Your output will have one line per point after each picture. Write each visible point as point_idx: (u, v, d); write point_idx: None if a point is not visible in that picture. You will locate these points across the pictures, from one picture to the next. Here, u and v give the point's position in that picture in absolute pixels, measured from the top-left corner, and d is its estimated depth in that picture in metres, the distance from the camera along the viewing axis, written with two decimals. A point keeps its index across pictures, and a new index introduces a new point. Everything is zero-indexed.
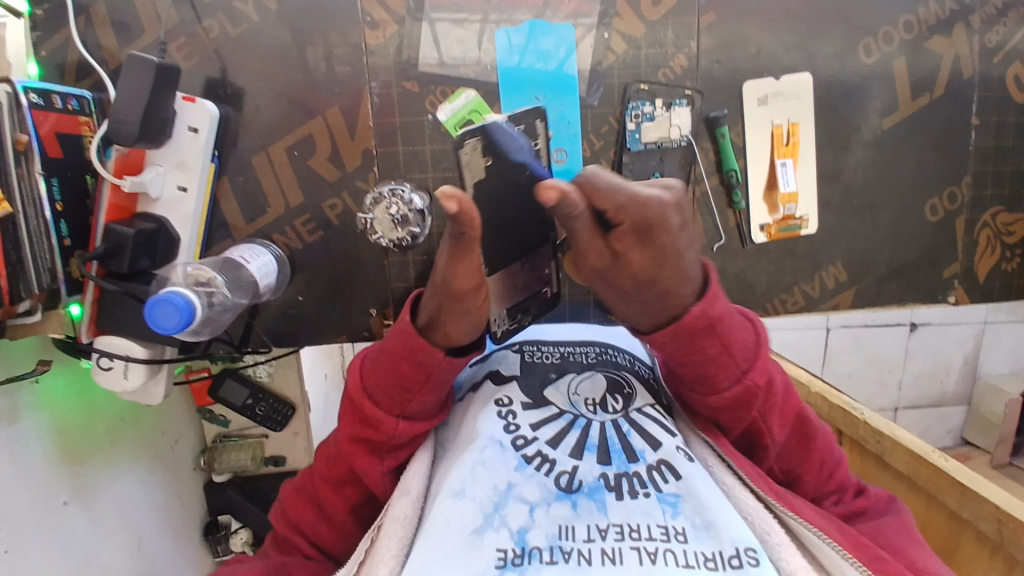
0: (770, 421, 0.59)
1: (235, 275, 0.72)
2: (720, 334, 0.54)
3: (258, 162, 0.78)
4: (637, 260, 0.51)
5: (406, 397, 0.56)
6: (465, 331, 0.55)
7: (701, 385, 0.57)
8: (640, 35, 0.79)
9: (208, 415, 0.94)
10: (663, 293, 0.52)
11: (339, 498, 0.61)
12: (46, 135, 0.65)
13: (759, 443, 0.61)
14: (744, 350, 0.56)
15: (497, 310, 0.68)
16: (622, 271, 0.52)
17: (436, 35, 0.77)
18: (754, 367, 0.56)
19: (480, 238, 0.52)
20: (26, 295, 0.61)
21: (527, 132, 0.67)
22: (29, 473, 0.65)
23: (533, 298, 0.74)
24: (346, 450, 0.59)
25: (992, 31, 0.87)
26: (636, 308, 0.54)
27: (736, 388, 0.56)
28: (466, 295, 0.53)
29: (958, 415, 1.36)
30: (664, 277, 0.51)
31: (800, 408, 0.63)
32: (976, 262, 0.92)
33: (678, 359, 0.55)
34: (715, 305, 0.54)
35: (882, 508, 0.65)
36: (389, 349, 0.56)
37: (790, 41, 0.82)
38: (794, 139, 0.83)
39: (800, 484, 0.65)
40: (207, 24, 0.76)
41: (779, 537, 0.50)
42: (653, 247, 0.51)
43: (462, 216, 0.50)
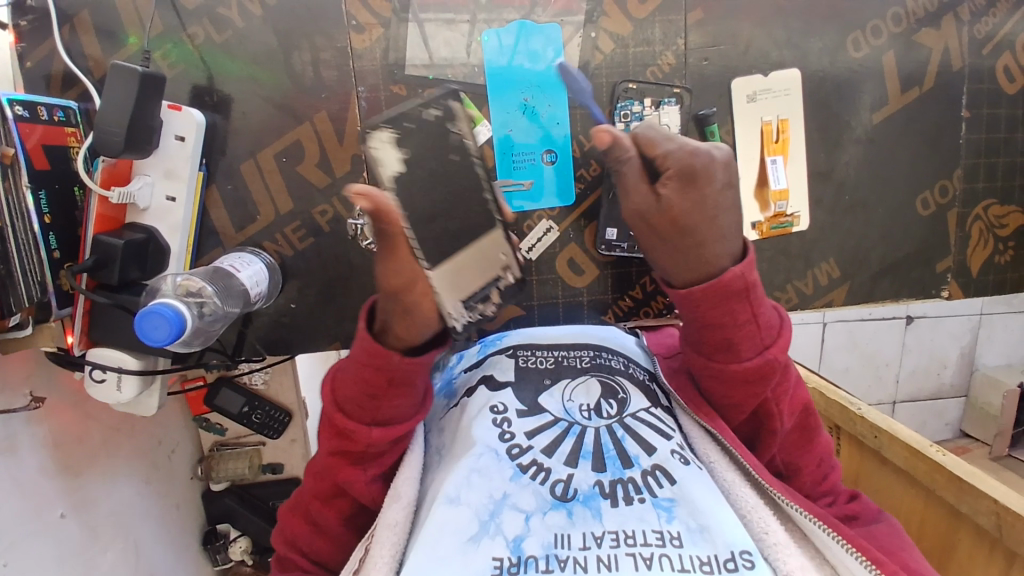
0: (781, 404, 0.61)
1: (227, 284, 0.71)
2: (751, 302, 0.57)
3: (246, 169, 0.78)
4: (680, 205, 0.57)
5: (375, 403, 0.57)
6: (416, 328, 0.55)
7: (724, 352, 0.59)
8: (629, 35, 0.78)
9: (204, 424, 0.95)
10: (701, 243, 0.57)
11: (331, 509, 0.61)
12: (33, 148, 0.65)
13: (766, 428, 0.63)
14: (768, 327, 0.59)
15: (451, 304, 0.55)
16: (666, 214, 0.57)
17: (424, 37, 0.76)
18: (777, 344, 0.59)
19: (404, 233, 0.52)
20: (18, 310, 0.61)
21: (445, 113, 0.54)
22: (24, 487, 0.65)
23: (495, 284, 0.58)
24: (328, 464, 0.59)
25: (981, 24, 0.87)
26: (674, 253, 0.59)
27: (757, 360, 0.58)
28: (399, 291, 0.53)
29: (953, 406, 1.37)
30: (707, 223, 0.56)
31: (807, 402, 0.65)
32: (969, 255, 0.92)
33: (707, 324, 0.59)
34: (751, 272, 0.58)
35: (872, 514, 0.65)
36: (353, 359, 0.57)
37: (780, 37, 0.81)
38: (785, 135, 0.83)
39: (799, 476, 0.66)
40: (191, 31, 0.75)
41: (776, 536, 0.51)
42: (698, 195, 0.57)
43: (382, 212, 0.51)
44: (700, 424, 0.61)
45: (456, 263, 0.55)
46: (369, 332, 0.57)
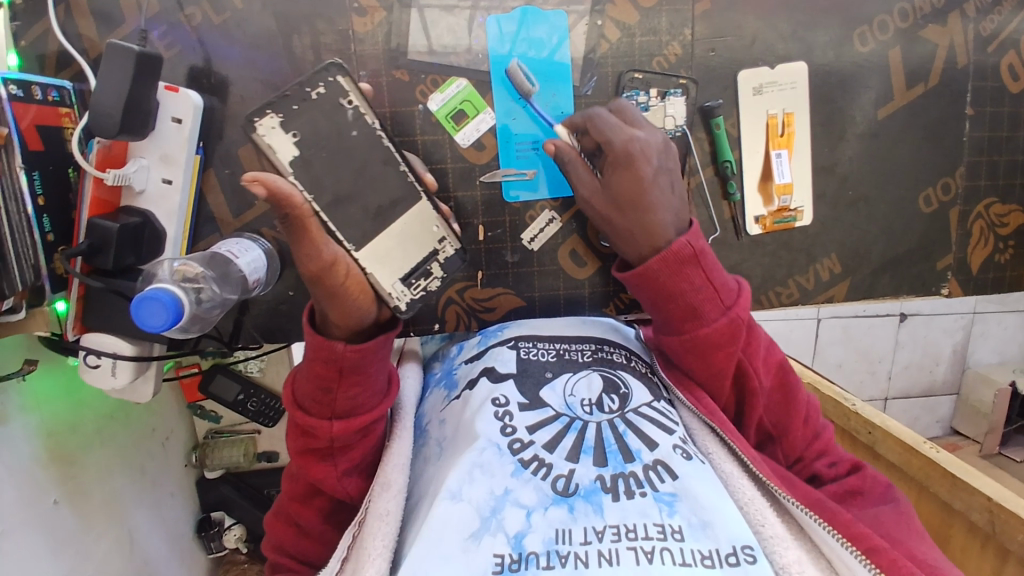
0: (754, 363, 0.66)
1: (224, 270, 0.70)
2: (703, 265, 0.63)
3: (245, 154, 0.77)
4: (620, 183, 0.65)
5: (330, 396, 0.57)
6: (352, 313, 0.56)
7: (691, 319, 0.63)
8: (635, 24, 0.77)
9: (199, 411, 0.96)
10: (643, 217, 0.64)
11: (310, 509, 0.61)
12: (26, 129, 0.64)
13: (749, 389, 0.66)
14: (726, 290, 0.64)
15: (388, 281, 0.64)
16: (608, 196, 0.66)
17: (426, 23, 0.75)
18: (737, 304, 0.64)
19: (312, 215, 0.50)
20: (11, 294, 0.60)
21: (333, 90, 0.62)
22: (18, 475, 0.64)
23: (434, 257, 0.67)
24: (300, 464, 0.59)
25: (987, 21, 0.87)
26: (623, 232, 0.66)
27: (723, 321, 0.62)
28: (324, 274, 0.52)
29: (946, 403, 1.38)
30: (647, 197, 0.64)
31: (782, 360, 0.69)
32: (969, 253, 0.92)
33: (668, 291, 0.63)
34: (698, 240, 0.64)
35: (880, 494, 0.64)
36: (305, 357, 0.58)
37: (786, 29, 0.81)
38: (790, 129, 0.82)
39: (789, 437, 0.68)
40: (189, 11, 0.74)
41: (773, 529, 0.51)
42: (633, 173, 0.64)
43: (279, 197, 0.48)
44: (697, 414, 0.62)
45: (384, 239, 0.64)
46: (312, 328, 0.57)
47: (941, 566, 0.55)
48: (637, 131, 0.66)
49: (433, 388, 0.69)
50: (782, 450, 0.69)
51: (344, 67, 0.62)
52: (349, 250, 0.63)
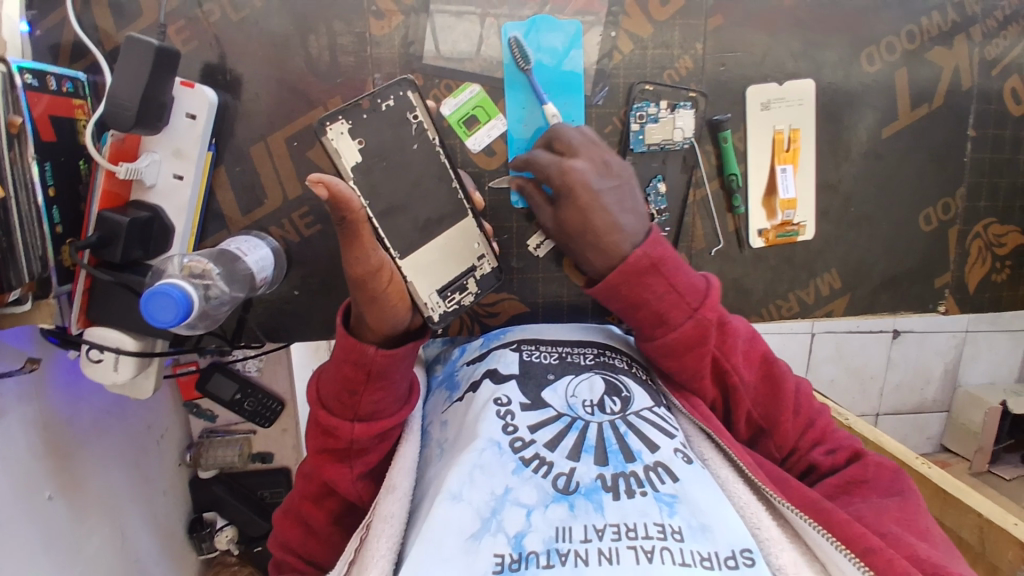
0: (732, 359, 0.66)
1: (231, 268, 0.70)
2: (664, 273, 0.62)
3: (256, 152, 0.77)
4: (567, 213, 0.65)
5: (355, 399, 0.57)
6: (388, 319, 0.57)
7: (659, 325, 0.63)
8: (647, 37, 0.78)
9: (195, 409, 0.95)
10: (596, 246, 0.64)
11: (321, 510, 0.61)
12: (39, 117, 0.64)
13: (730, 384, 0.67)
14: (693, 292, 0.63)
15: (426, 291, 0.66)
16: (563, 228, 0.66)
17: (442, 28, 0.76)
18: (704, 304, 0.63)
19: (367, 221, 0.51)
20: (18, 285, 0.60)
21: (401, 105, 0.65)
22: (15, 467, 0.64)
23: (470, 273, 0.69)
24: (316, 464, 0.60)
25: (992, 44, 0.88)
26: (583, 261, 0.66)
27: (689, 324, 0.62)
28: (368, 279, 0.54)
29: (936, 422, 1.40)
30: (595, 228, 0.63)
31: (765, 353, 0.70)
32: (967, 272, 0.93)
33: (631, 301, 0.63)
34: (656, 247, 0.63)
35: (885, 485, 0.63)
36: (333, 357, 0.58)
37: (796, 46, 0.82)
38: (795, 145, 0.83)
39: (780, 428, 0.68)
40: (207, 7, 0.74)
41: (768, 531, 0.52)
42: (576, 203, 0.64)
43: (340, 201, 0.49)
44: (696, 423, 0.64)
45: (426, 251, 0.66)
46: (344, 328, 0.58)
47: (945, 565, 0.53)
48: (574, 160, 0.65)
49: (435, 390, 0.70)
50: (777, 444, 0.69)
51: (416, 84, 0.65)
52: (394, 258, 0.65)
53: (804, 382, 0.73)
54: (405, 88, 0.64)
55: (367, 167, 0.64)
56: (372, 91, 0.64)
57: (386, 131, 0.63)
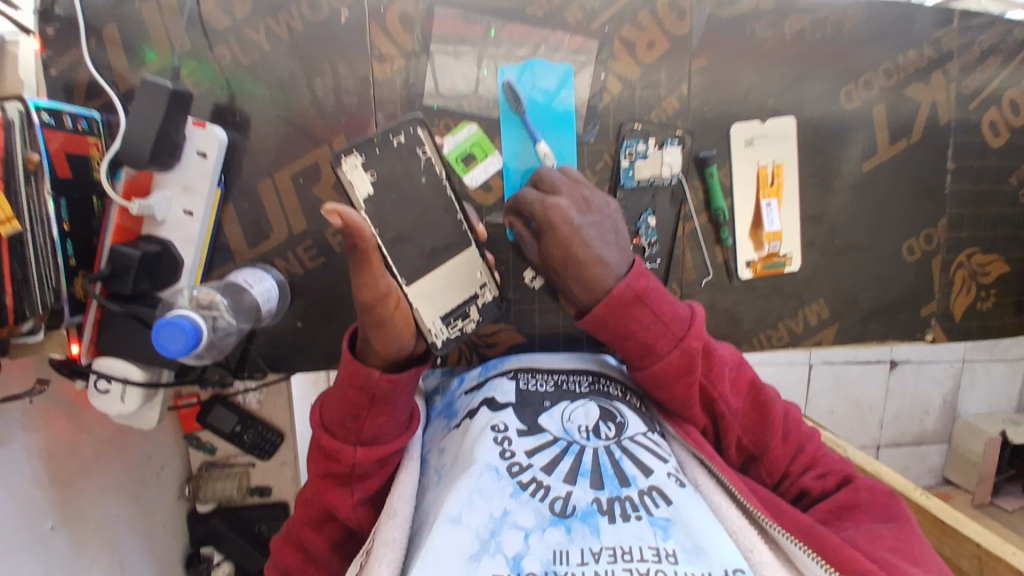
0: (720, 387, 0.68)
1: (237, 299, 0.73)
2: (649, 303, 0.64)
3: (263, 188, 0.81)
4: (550, 246, 0.66)
5: (358, 423, 0.59)
6: (393, 344, 0.58)
7: (647, 355, 0.65)
8: (636, 78, 0.82)
9: (195, 441, 0.94)
10: (579, 280, 0.65)
11: (321, 536, 0.63)
12: (55, 154, 0.67)
13: (719, 412, 0.69)
14: (678, 321, 0.65)
15: (430, 317, 0.66)
16: (548, 262, 0.68)
17: (442, 71, 0.80)
18: (690, 333, 0.65)
19: (376, 248, 0.54)
20: (31, 314, 0.62)
21: (410, 140, 0.65)
22: (17, 497, 0.65)
23: (473, 301, 0.69)
24: (316, 489, 0.61)
25: (969, 79, 0.93)
26: (569, 293, 0.68)
27: (676, 353, 0.64)
28: (375, 305, 0.56)
29: (936, 452, 1.44)
30: (575, 258, 0.64)
31: (752, 379, 0.71)
32: (952, 301, 0.96)
33: (618, 332, 0.65)
34: (640, 280, 0.64)
35: (878, 508, 0.64)
36: (337, 381, 0.60)
37: (778, 86, 0.86)
38: (779, 180, 0.87)
39: (770, 453, 0.70)
40: (217, 51, 0.78)
41: (762, 554, 0.54)
42: (558, 237, 0.65)
43: (352, 229, 0.52)
44: (691, 451, 0.65)
45: (431, 279, 0.66)
46: (350, 352, 0.60)
47: None
48: (556, 197, 0.67)
49: (435, 419, 0.72)
50: (767, 468, 0.71)
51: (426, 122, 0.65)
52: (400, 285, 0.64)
53: (792, 406, 0.74)
54: (415, 124, 0.64)
55: (376, 201, 0.63)
56: (384, 126, 0.64)
57: (390, 165, 0.64)
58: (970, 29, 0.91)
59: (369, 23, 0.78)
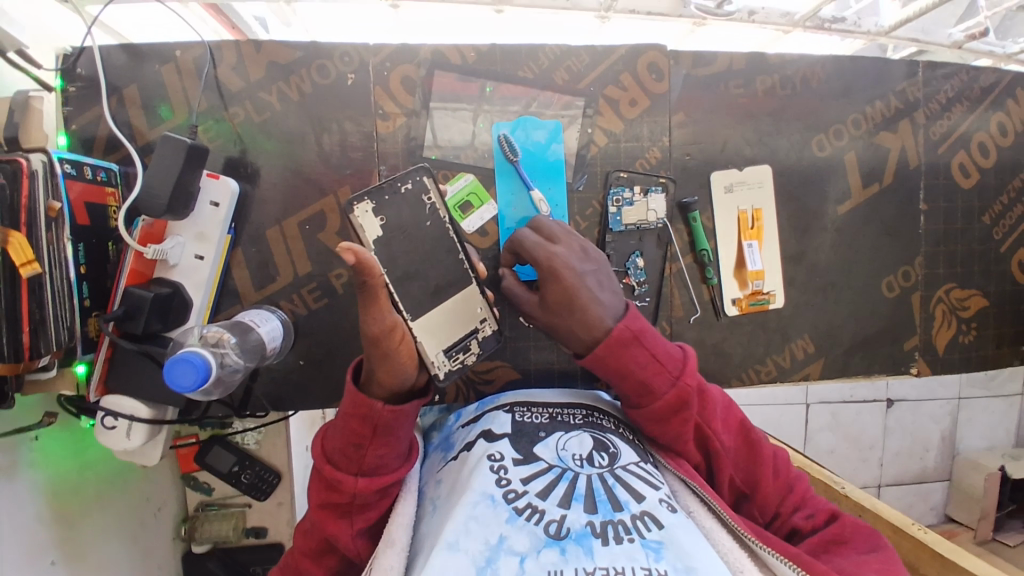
0: (714, 425, 0.70)
1: (244, 337, 0.75)
2: (645, 344, 0.67)
3: (271, 234, 0.85)
4: (549, 291, 0.70)
5: (360, 453, 0.60)
6: (396, 376, 0.60)
7: (644, 394, 0.67)
8: (621, 132, 0.89)
9: (192, 482, 0.96)
10: (578, 323, 0.68)
11: (319, 567, 0.63)
12: (75, 202, 0.71)
13: (712, 450, 0.70)
14: (673, 361, 0.68)
15: (434, 350, 0.71)
16: (546, 307, 0.71)
17: (440, 126, 0.86)
18: (684, 372, 0.67)
19: (385, 285, 0.56)
20: (47, 352, 0.65)
21: (416, 187, 0.71)
22: (20, 534, 0.66)
23: (474, 334, 0.74)
24: (317, 519, 0.62)
25: (937, 125, 0.99)
26: (566, 337, 0.70)
27: (673, 391, 0.66)
28: (381, 339, 0.57)
29: (938, 490, 1.45)
30: (576, 301, 0.68)
31: (741, 419, 0.75)
32: (934, 334, 0.99)
33: (617, 372, 0.67)
34: (635, 321, 0.68)
35: (863, 541, 0.65)
36: (341, 412, 0.61)
37: (753, 137, 0.92)
38: (759, 223, 0.91)
39: (761, 491, 0.72)
40: (232, 110, 0.84)
41: (752, 571, 0.56)
42: (560, 283, 0.69)
43: (364, 267, 0.53)
44: (680, 479, 0.67)
45: (435, 314, 0.72)
46: (355, 385, 0.61)
47: None
48: (555, 247, 0.72)
49: (432, 454, 0.74)
50: (756, 505, 0.73)
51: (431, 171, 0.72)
52: (407, 320, 0.70)
53: (781, 447, 0.77)
54: (421, 174, 0.71)
55: (385, 242, 0.71)
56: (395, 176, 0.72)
57: (398, 210, 0.71)
58: (933, 79, 0.99)
59: (373, 85, 0.85)
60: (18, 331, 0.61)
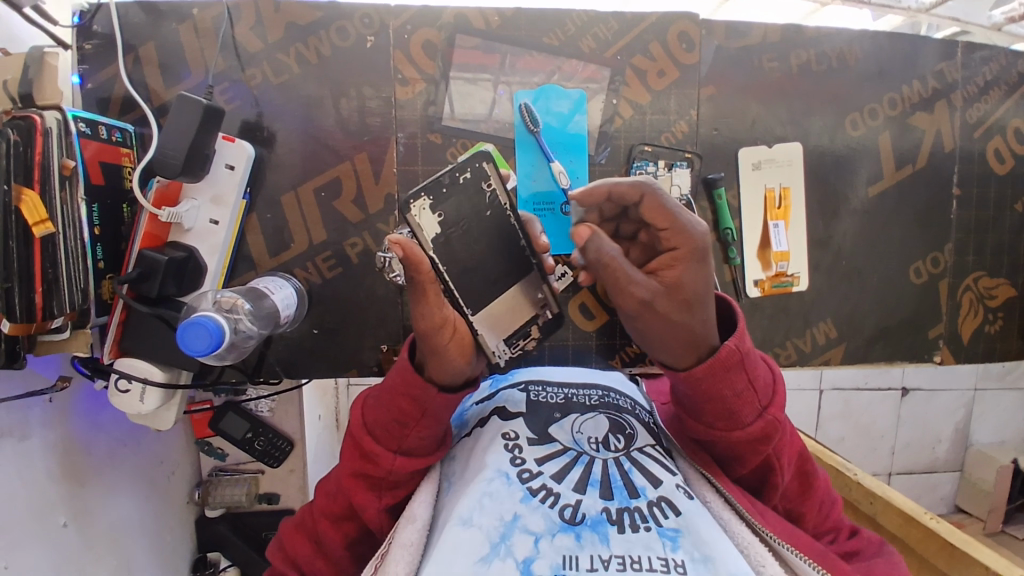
0: (783, 460, 0.62)
1: (258, 304, 0.75)
2: (747, 369, 0.57)
3: (287, 200, 0.84)
4: (678, 278, 0.57)
5: (403, 431, 0.59)
6: (444, 372, 0.59)
7: (726, 421, 0.58)
8: (646, 103, 0.86)
9: (206, 447, 0.97)
10: (702, 320, 0.58)
11: (337, 532, 0.63)
12: (89, 161, 0.70)
13: (770, 481, 0.63)
14: (766, 386, 0.59)
15: (494, 341, 0.65)
16: (668, 297, 0.56)
17: (460, 95, 0.84)
18: (774, 403, 0.59)
19: (432, 281, 0.56)
20: (59, 313, 0.64)
21: (476, 176, 0.63)
22: (33, 490, 0.67)
23: (534, 320, 0.68)
24: (347, 486, 0.61)
25: (973, 109, 0.95)
26: (683, 334, 0.57)
27: (759, 423, 0.58)
28: (431, 334, 0.56)
29: (949, 481, 1.44)
30: (712, 296, 0.58)
31: (803, 450, 0.67)
32: (960, 325, 0.96)
33: (709, 394, 0.58)
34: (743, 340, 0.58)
35: (874, 551, 0.66)
36: (389, 386, 0.60)
37: (783, 114, 0.89)
38: (786, 202, 0.89)
39: (801, 523, 0.67)
40: (249, 72, 0.82)
41: (774, 569, 0.53)
42: (698, 268, 0.57)
43: (411, 261, 0.54)
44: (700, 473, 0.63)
45: (495, 304, 0.65)
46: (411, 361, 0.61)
47: None
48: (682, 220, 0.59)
49: None
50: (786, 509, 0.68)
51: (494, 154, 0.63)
52: (468, 314, 0.63)
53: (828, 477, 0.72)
54: (482, 159, 0.62)
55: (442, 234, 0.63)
56: (451, 166, 0.62)
57: (458, 204, 0.62)
58: (972, 62, 0.94)
59: (394, 50, 0.83)
60: (31, 290, 0.61)
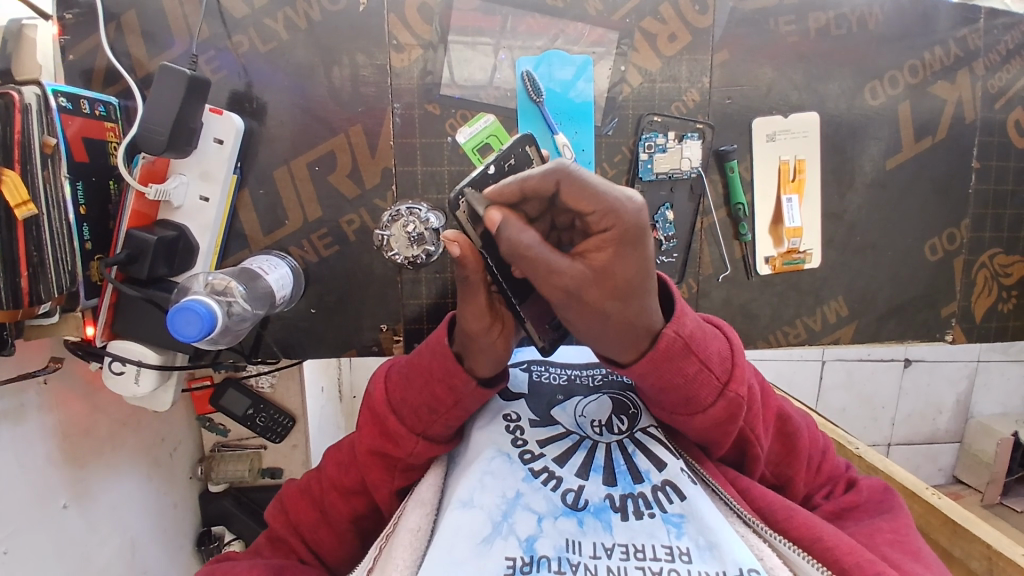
0: (757, 430, 0.59)
1: (253, 285, 0.73)
2: (696, 351, 0.52)
3: (279, 175, 0.80)
4: (613, 265, 0.47)
5: (431, 417, 0.56)
6: (486, 364, 0.55)
7: (686, 406, 0.54)
8: (656, 70, 0.81)
9: (208, 423, 0.97)
10: (638, 314, 0.49)
11: (345, 505, 0.62)
12: (72, 138, 0.67)
13: (750, 452, 0.61)
14: (722, 361, 0.54)
15: (541, 323, 0.59)
16: (598, 287, 0.48)
17: (458, 62, 0.79)
18: (733, 379, 0.54)
19: (484, 280, 0.54)
20: (46, 297, 0.62)
21: (521, 162, 0.57)
22: (31, 474, 0.65)
23: None
24: (364, 462, 0.59)
25: (995, 78, 0.90)
26: (617, 332, 0.49)
27: (720, 403, 0.54)
28: (477, 335, 0.53)
29: (948, 452, 1.44)
30: (651, 280, 0.49)
31: (779, 410, 0.64)
32: (973, 302, 0.94)
33: (662, 386, 0.52)
34: (686, 323, 0.52)
35: (876, 505, 0.64)
36: (423, 369, 0.56)
37: (799, 81, 0.84)
38: (800, 176, 0.85)
39: (793, 486, 0.65)
40: (236, 39, 0.78)
41: (773, 560, 0.49)
42: (634, 251, 0.47)
43: (466, 259, 0.53)
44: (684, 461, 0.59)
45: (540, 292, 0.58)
46: (451, 347, 0.56)
47: None
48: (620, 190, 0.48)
49: None
50: (772, 469, 0.65)
51: (535, 140, 0.59)
52: (514, 303, 0.57)
53: (818, 435, 0.69)
54: (525, 144, 0.57)
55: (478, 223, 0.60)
56: (494, 155, 0.57)
57: None
58: (994, 29, 0.89)
59: (388, 13, 0.78)
60: (16, 275, 0.58)
